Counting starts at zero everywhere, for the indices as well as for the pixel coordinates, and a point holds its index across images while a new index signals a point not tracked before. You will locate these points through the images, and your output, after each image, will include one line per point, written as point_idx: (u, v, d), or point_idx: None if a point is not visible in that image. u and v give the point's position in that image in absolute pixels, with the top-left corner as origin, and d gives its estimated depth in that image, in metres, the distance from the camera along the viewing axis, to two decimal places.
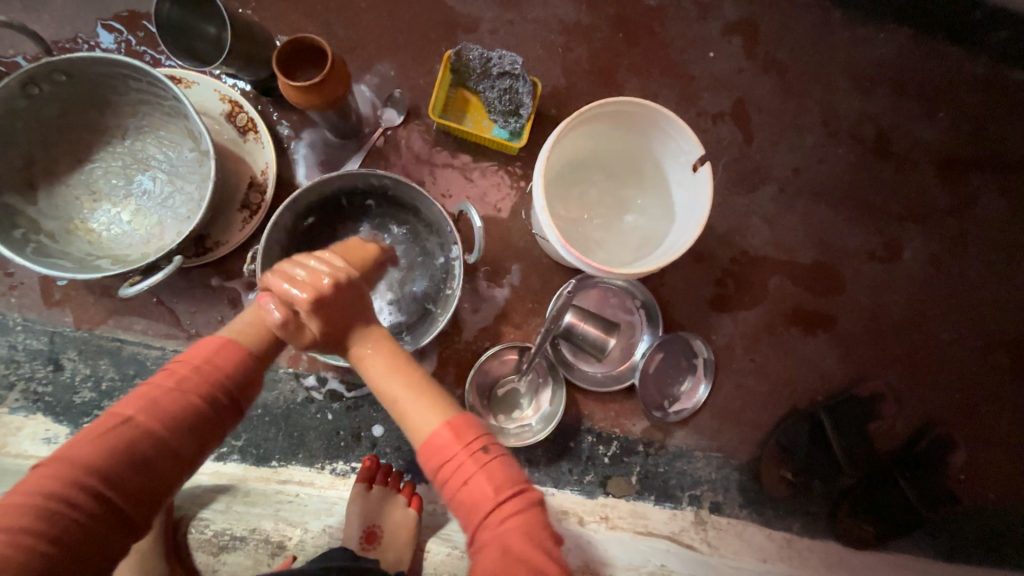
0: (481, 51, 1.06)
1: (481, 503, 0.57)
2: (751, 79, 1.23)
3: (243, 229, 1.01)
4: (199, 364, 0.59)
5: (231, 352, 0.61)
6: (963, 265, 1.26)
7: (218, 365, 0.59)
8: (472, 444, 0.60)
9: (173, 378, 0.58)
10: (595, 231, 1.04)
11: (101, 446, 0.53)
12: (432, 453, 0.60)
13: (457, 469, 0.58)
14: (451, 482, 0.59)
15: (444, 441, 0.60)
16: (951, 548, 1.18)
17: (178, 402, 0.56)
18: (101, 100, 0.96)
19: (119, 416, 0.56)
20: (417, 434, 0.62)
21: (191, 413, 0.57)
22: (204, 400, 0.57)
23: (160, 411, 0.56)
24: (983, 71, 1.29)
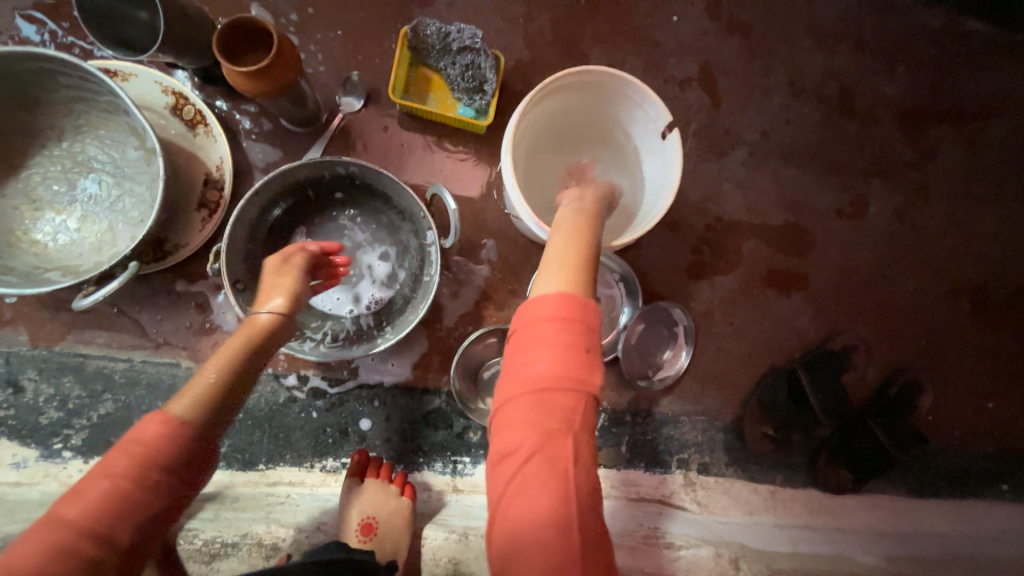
0: (439, 25, 1.01)
1: (563, 391, 0.58)
2: (716, 42, 1.21)
3: (203, 229, 0.96)
4: (141, 450, 0.62)
5: (163, 431, 0.63)
6: (925, 216, 1.30)
7: (151, 445, 0.62)
8: (582, 336, 0.59)
9: (115, 470, 0.60)
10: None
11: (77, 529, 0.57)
12: (547, 310, 0.60)
13: (554, 334, 0.59)
14: (542, 341, 0.59)
15: (557, 310, 0.60)
16: (921, 485, 1.25)
17: (119, 494, 0.59)
18: (28, 100, 0.88)
19: (60, 515, 0.57)
20: (545, 286, 0.63)
21: (138, 494, 0.60)
22: (152, 474, 0.61)
23: (102, 506, 0.58)
24: (939, 22, 1.30)
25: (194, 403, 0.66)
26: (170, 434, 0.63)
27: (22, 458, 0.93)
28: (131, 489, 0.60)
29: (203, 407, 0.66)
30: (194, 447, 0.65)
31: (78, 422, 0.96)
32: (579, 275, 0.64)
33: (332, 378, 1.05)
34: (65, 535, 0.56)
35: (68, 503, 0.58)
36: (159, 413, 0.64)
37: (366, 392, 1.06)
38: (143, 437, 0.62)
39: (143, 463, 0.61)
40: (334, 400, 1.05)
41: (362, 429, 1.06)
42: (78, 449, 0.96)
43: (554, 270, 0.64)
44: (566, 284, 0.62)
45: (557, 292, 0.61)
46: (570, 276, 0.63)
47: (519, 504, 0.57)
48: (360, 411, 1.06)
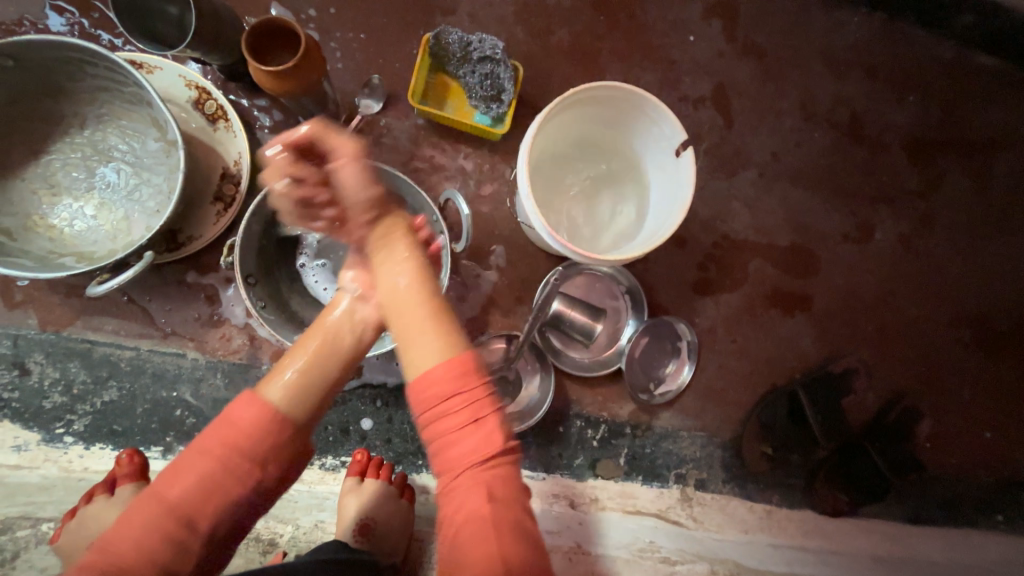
0: (461, 34, 1.03)
1: (474, 450, 0.62)
2: (731, 63, 1.23)
3: (218, 222, 0.97)
4: (235, 435, 0.64)
5: (260, 422, 0.65)
6: (929, 244, 1.31)
7: (244, 435, 0.64)
8: (477, 393, 0.63)
9: (209, 452, 0.64)
10: (580, 223, 1.03)
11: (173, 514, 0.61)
12: (432, 386, 0.63)
13: (451, 405, 0.62)
14: (442, 415, 0.63)
15: (444, 380, 0.63)
16: (917, 511, 1.25)
17: (219, 482, 0.63)
18: (54, 87, 0.89)
19: (164, 494, 0.62)
20: (421, 364, 0.66)
21: (228, 483, 0.63)
22: (248, 467, 0.64)
23: (197, 491, 0.62)
24: (950, 55, 1.32)
25: (285, 392, 0.68)
26: (267, 420, 0.66)
27: (23, 441, 0.93)
28: (221, 478, 0.63)
29: (297, 399, 0.68)
30: (288, 439, 0.67)
31: (81, 407, 0.97)
32: (447, 331, 0.67)
33: None
34: (161, 515, 0.60)
35: (170, 484, 0.62)
36: (257, 397, 0.66)
37: (369, 392, 1.07)
38: (243, 421, 0.64)
39: (234, 450, 0.64)
40: (337, 398, 1.06)
41: (363, 428, 1.06)
42: (79, 435, 0.96)
43: (426, 335, 0.67)
44: (439, 351, 0.65)
45: (438, 360, 0.65)
46: (442, 337, 0.67)
47: (468, 570, 0.60)
48: (362, 411, 1.06)
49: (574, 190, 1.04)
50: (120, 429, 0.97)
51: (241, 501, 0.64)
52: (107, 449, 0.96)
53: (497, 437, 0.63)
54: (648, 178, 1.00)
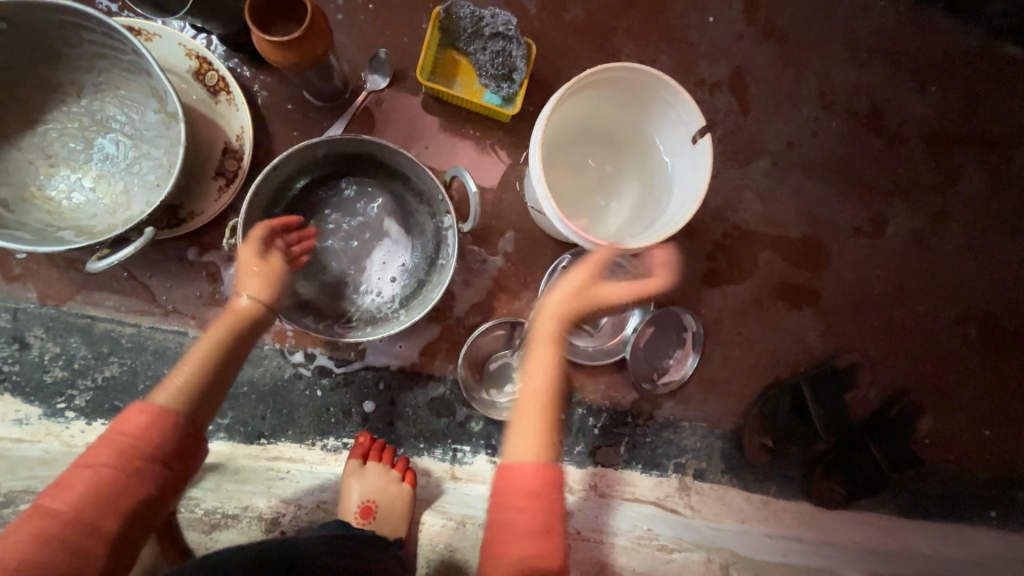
0: (472, 8, 0.99)
1: (528, 556, 0.68)
2: (750, 47, 1.19)
3: (220, 199, 0.94)
4: (125, 436, 0.65)
5: (142, 423, 0.66)
6: (942, 240, 1.29)
7: (130, 436, 0.65)
8: (550, 500, 0.71)
9: (94, 461, 0.63)
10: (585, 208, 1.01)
11: (66, 518, 0.61)
12: (515, 478, 0.71)
13: (533, 505, 0.69)
14: (523, 510, 0.69)
15: (529, 479, 0.71)
16: (912, 506, 1.26)
17: (111, 481, 0.63)
18: (49, 52, 0.86)
19: (52, 505, 0.61)
20: (518, 447, 0.73)
21: (126, 479, 0.63)
22: (142, 463, 0.64)
23: (87, 496, 0.62)
24: (976, 44, 1.28)
25: (171, 396, 0.69)
26: (154, 419, 0.66)
27: (24, 414, 0.93)
28: (114, 477, 0.63)
29: (186, 398, 0.70)
30: (180, 433, 0.68)
31: (83, 383, 0.96)
32: (548, 431, 0.75)
33: (338, 358, 1.05)
34: (51, 527, 0.60)
35: (56, 495, 0.62)
36: (140, 402, 0.67)
37: (372, 375, 1.06)
38: (127, 426, 0.65)
39: (129, 449, 0.64)
40: (340, 380, 1.05)
41: (364, 410, 1.06)
42: (81, 410, 0.96)
43: (533, 424, 0.75)
44: (538, 449, 0.73)
45: (532, 458, 0.72)
46: (540, 438, 0.74)
47: None
48: (365, 393, 1.06)
49: (583, 175, 1.02)
50: (121, 405, 0.97)
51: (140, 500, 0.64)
52: (108, 425, 0.96)
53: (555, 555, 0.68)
54: (661, 164, 0.98)
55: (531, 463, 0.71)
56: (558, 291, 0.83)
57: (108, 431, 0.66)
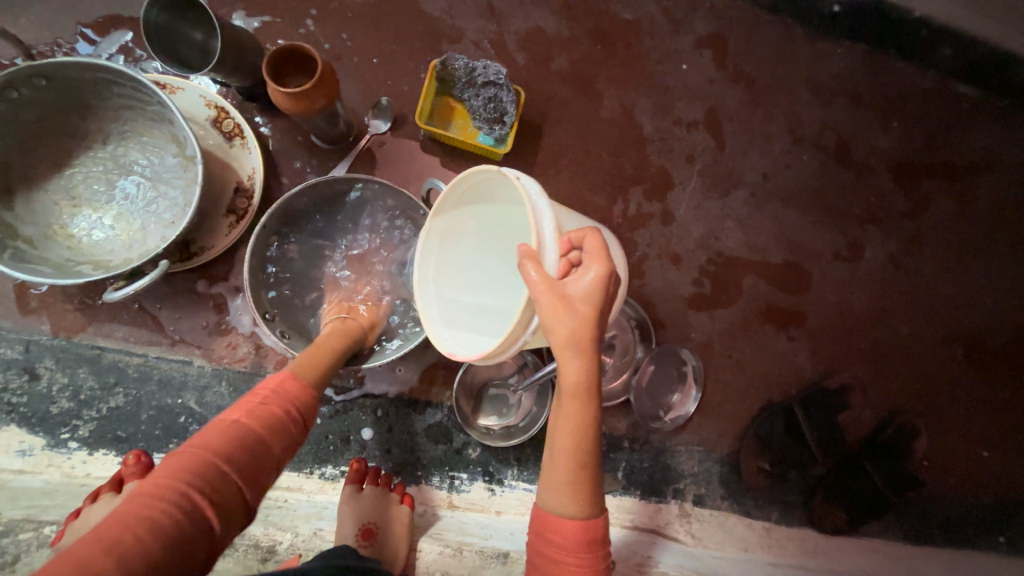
0: (466, 60, 1.09)
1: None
2: (722, 90, 1.30)
3: (230, 233, 1.01)
4: (271, 392, 0.63)
5: (293, 384, 0.66)
6: (918, 262, 1.35)
7: (284, 391, 0.64)
8: (589, 550, 0.63)
9: (248, 407, 0.60)
10: (447, 240, 0.82)
11: (226, 445, 0.54)
12: (553, 526, 0.64)
13: (564, 556, 0.63)
14: (555, 559, 0.63)
15: (572, 530, 0.63)
16: (916, 531, 1.25)
17: (269, 420, 0.59)
18: (81, 105, 0.94)
19: (203, 443, 0.53)
20: (549, 499, 0.66)
21: (273, 433, 0.59)
22: (288, 417, 0.62)
23: (236, 439, 0.55)
24: (931, 84, 1.39)
25: (302, 373, 0.70)
26: (296, 385, 0.66)
27: (28, 446, 0.95)
28: (268, 423, 0.59)
29: (317, 379, 0.72)
30: (312, 400, 0.67)
31: (87, 413, 0.98)
32: (583, 481, 0.65)
33: (338, 387, 1.08)
34: (208, 455, 0.52)
35: (207, 434, 0.55)
36: (284, 372, 0.67)
37: (370, 402, 1.09)
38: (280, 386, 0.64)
39: (276, 406, 0.62)
40: (339, 408, 1.08)
41: (363, 438, 1.08)
42: (83, 440, 0.98)
43: (561, 480, 0.65)
44: (575, 502, 0.64)
45: (570, 511, 0.64)
46: (575, 491, 0.65)
47: None
48: (363, 420, 1.08)
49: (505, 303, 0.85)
50: (124, 435, 0.99)
51: (269, 462, 0.57)
52: (110, 455, 0.97)
53: None
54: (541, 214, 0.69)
55: (569, 519, 0.64)
56: (565, 321, 0.63)
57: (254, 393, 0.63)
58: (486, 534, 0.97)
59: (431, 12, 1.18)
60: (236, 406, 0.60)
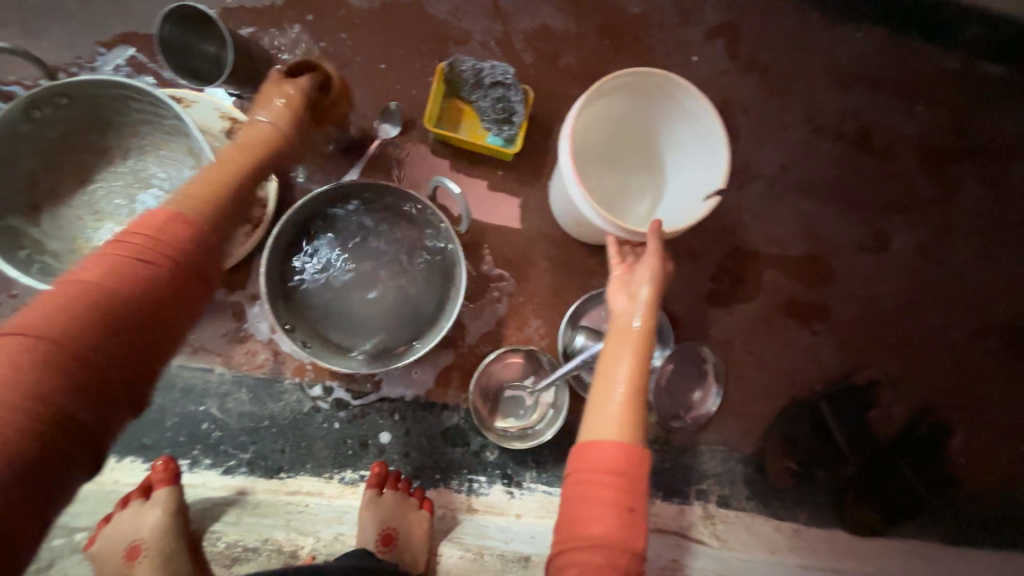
0: (474, 62, 1.09)
1: (611, 530, 0.63)
2: (735, 80, 1.27)
3: (246, 243, 1.00)
4: (143, 240, 0.55)
5: (173, 221, 0.57)
6: (949, 250, 1.29)
7: (162, 233, 0.56)
8: (633, 481, 0.65)
9: (119, 252, 0.54)
10: (687, 119, 1.00)
11: (70, 323, 0.49)
12: (603, 456, 0.66)
13: (608, 487, 0.64)
14: (598, 487, 0.65)
15: (618, 461, 0.65)
16: (954, 531, 1.19)
17: (132, 276, 0.53)
18: (102, 121, 0.97)
19: (76, 285, 0.51)
20: (596, 427, 0.68)
21: (146, 289, 0.53)
22: (163, 259, 0.55)
23: (102, 291, 0.51)
24: (956, 65, 1.34)
25: (192, 203, 0.62)
26: (172, 218, 0.58)
27: None
28: (142, 274, 0.53)
29: (213, 205, 0.63)
30: (208, 237, 0.60)
31: None
32: (635, 415, 0.69)
33: (355, 391, 1.08)
34: (62, 320, 0.49)
35: (75, 282, 0.52)
36: (164, 206, 0.59)
37: (386, 406, 1.09)
38: (153, 225, 0.56)
39: (152, 248, 0.55)
40: (356, 412, 1.08)
41: (381, 441, 1.08)
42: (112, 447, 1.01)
43: (610, 410, 0.69)
44: (620, 429, 0.67)
45: (615, 437, 0.67)
46: (624, 419, 0.69)
47: None
48: (380, 424, 1.08)
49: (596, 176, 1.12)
50: (150, 442, 1.01)
51: (153, 305, 0.54)
52: (137, 462, 1.00)
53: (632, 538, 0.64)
54: (700, 136, 0.99)
55: (617, 441, 0.66)
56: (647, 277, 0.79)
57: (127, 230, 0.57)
58: (507, 537, 0.96)
59: (438, 16, 1.18)
60: (105, 255, 0.54)
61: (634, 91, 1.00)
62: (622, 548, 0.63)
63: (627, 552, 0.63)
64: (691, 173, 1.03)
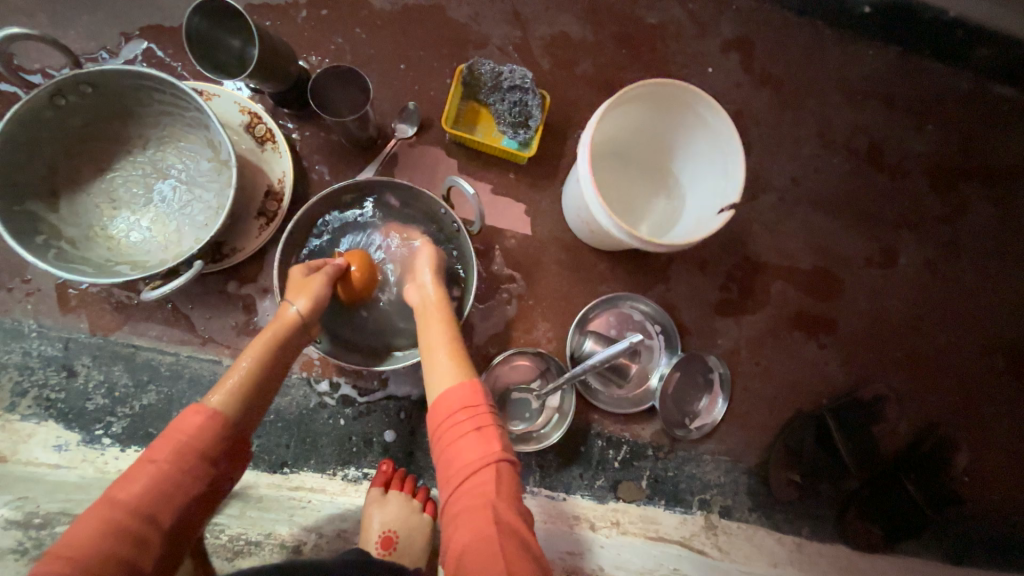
0: (493, 65, 1.11)
1: (474, 459, 0.67)
2: (749, 93, 1.28)
3: (260, 236, 1.03)
4: (187, 432, 0.68)
5: (206, 425, 0.69)
6: (957, 269, 1.30)
7: (193, 441, 0.68)
8: (483, 408, 0.71)
9: (156, 457, 0.65)
10: (704, 131, 1.01)
11: (132, 510, 0.61)
12: (447, 403, 0.71)
13: (458, 429, 0.69)
14: (447, 440, 0.70)
15: (460, 400, 0.71)
16: (958, 550, 1.19)
17: (192, 470, 0.66)
18: (124, 111, 0.98)
19: (116, 498, 0.61)
20: (437, 382, 0.75)
21: (187, 467, 0.66)
22: (203, 462, 0.68)
23: (152, 489, 0.63)
24: (967, 85, 1.35)
25: (226, 396, 0.73)
26: (205, 414, 0.70)
27: (64, 441, 0.98)
28: (180, 482, 0.65)
29: (236, 399, 0.74)
30: (229, 437, 0.71)
31: (121, 410, 1.01)
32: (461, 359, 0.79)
33: (362, 388, 1.08)
34: (119, 515, 0.60)
35: (120, 488, 0.62)
36: (196, 403, 0.70)
37: (392, 404, 1.09)
38: (191, 426, 0.68)
39: (179, 453, 0.66)
40: (362, 409, 1.08)
41: (385, 440, 1.08)
42: (117, 436, 1.00)
43: (442, 365, 0.77)
44: (454, 375, 0.75)
45: (451, 383, 0.74)
46: (456, 367, 0.76)
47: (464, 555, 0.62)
48: (385, 422, 1.08)
49: (611, 179, 1.14)
50: (155, 432, 1.01)
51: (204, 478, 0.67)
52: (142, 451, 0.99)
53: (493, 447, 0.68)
54: (717, 150, 0.99)
55: (458, 379, 0.73)
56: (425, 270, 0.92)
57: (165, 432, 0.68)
58: None
59: (458, 19, 1.19)
60: (158, 448, 0.66)
61: (654, 100, 1.00)
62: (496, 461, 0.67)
63: (494, 466, 0.66)
64: (705, 183, 1.04)
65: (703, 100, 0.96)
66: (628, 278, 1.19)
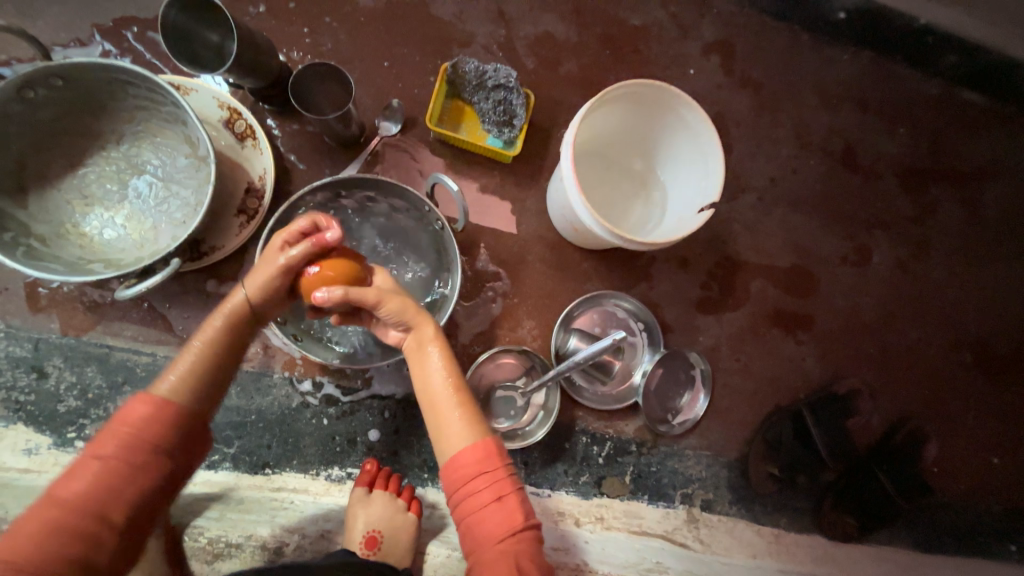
0: (477, 64, 1.10)
1: (498, 525, 0.68)
2: (729, 95, 1.31)
3: (240, 233, 1.01)
4: (133, 425, 0.66)
5: (152, 414, 0.67)
6: (927, 267, 1.34)
7: (139, 430, 0.66)
8: (501, 472, 0.71)
9: (103, 450, 0.64)
10: (685, 132, 1.02)
11: (74, 508, 0.61)
12: (463, 468, 0.71)
13: (483, 491, 0.70)
14: (472, 500, 0.70)
15: (477, 465, 0.70)
16: (927, 538, 1.23)
17: (145, 459, 0.65)
18: (97, 105, 0.95)
19: (62, 492, 0.62)
20: (451, 446, 0.72)
21: (136, 458, 0.65)
22: (150, 450, 0.66)
23: (95, 483, 0.63)
24: (937, 90, 1.40)
25: (175, 387, 0.70)
26: (152, 407, 0.67)
27: (34, 445, 0.95)
28: (126, 470, 0.64)
29: (186, 389, 0.71)
30: (181, 423, 0.69)
31: (95, 412, 0.99)
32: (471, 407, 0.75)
33: (345, 387, 1.07)
34: (62, 510, 0.61)
35: (67, 482, 0.63)
36: (144, 394, 0.68)
37: (377, 403, 1.08)
38: (134, 417, 0.66)
39: (130, 443, 0.65)
40: (346, 409, 1.07)
41: (370, 439, 1.07)
42: (90, 439, 0.98)
43: (454, 422, 0.74)
44: (468, 433, 0.73)
45: (466, 443, 0.72)
46: (467, 423, 0.74)
47: None
48: (370, 422, 1.07)
49: (593, 177, 1.15)
50: None
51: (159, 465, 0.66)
52: None
53: (519, 512, 0.70)
54: (698, 150, 1.01)
55: (471, 443, 0.71)
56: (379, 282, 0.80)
57: (111, 424, 0.67)
58: None
59: (442, 17, 1.19)
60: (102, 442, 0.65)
61: (635, 100, 1.01)
62: (518, 526, 0.69)
63: (518, 534, 0.68)
64: (687, 183, 1.05)
65: (683, 102, 0.97)
66: (611, 276, 1.20)
